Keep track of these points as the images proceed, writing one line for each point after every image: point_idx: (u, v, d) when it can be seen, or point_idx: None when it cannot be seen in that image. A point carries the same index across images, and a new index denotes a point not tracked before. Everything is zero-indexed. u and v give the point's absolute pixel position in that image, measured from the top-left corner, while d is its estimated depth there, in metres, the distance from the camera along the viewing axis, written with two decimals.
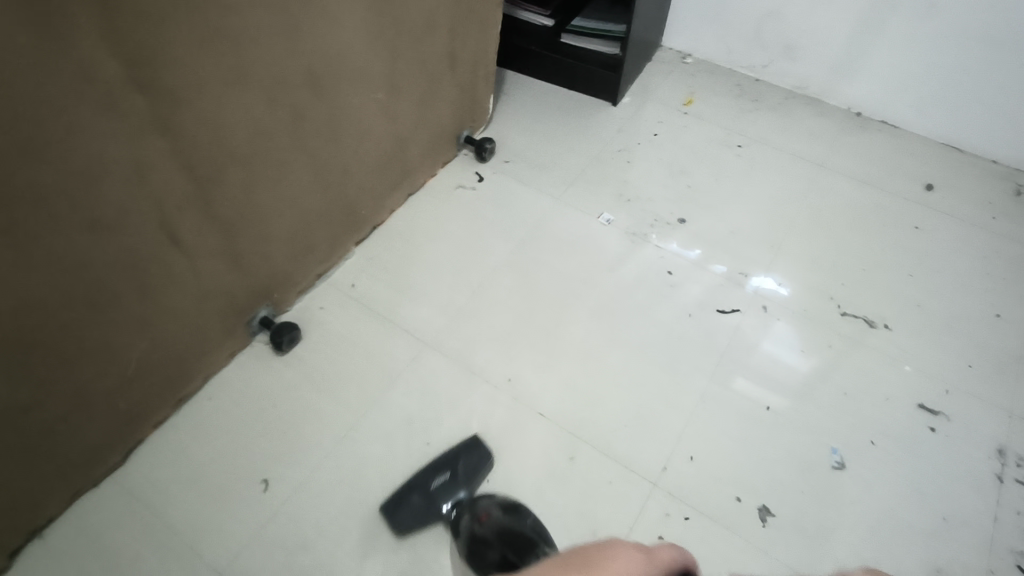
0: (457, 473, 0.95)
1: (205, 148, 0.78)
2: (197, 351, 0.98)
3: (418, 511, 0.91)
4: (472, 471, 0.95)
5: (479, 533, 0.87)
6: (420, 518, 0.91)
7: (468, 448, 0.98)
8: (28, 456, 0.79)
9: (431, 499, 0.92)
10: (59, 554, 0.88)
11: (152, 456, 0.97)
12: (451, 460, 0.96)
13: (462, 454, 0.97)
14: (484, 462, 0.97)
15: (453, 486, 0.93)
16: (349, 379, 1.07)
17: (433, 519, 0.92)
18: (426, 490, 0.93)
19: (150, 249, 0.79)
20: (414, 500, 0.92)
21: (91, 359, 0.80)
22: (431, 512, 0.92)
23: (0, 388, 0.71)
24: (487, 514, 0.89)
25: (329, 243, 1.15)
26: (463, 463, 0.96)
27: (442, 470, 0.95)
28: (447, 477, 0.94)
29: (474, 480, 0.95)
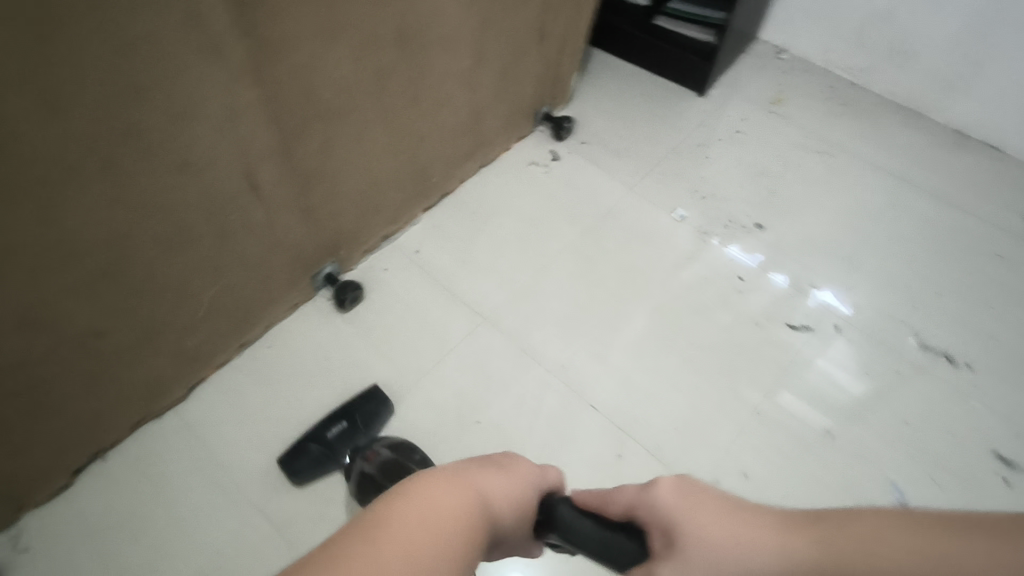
0: (355, 420, 0.95)
1: (293, 100, 0.77)
2: (262, 300, 0.99)
3: (316, 458, 0.93)
4: (370, 417, 0.96)
5: (370, 474, 0.87)
6: (319, 465, 0.92)
7: (369, 396, 0.98)
8: (97, 383, 0.82)
9: (329, 448, 0.93)
10: (117, 478, 0.91)
11: (211, 396, 0.99)
12: (348, 410, 0.97)
13: (361, 402, 0.98)
14: (384, 410, 0.98)
15: (350, 431, 0.95)
16: (404, 346, 1.07)
17: (333, 466, 0.93)
18: (324, 437, 0.94)
19: (230, 195, 0.79)
20: (312, 448, 0.93)
21: (164, 297, 0.81)
22: (328, 457, 0.93)
23: (80, 315, 0.72)
24: (376, 455, 0.89)
25: (397, 207, 1.14)
26: (361, 412, 0.96)
27: (339, 419, 0.96)
28: (345, 425, 0.95)
29: (373, 426, 0.96)
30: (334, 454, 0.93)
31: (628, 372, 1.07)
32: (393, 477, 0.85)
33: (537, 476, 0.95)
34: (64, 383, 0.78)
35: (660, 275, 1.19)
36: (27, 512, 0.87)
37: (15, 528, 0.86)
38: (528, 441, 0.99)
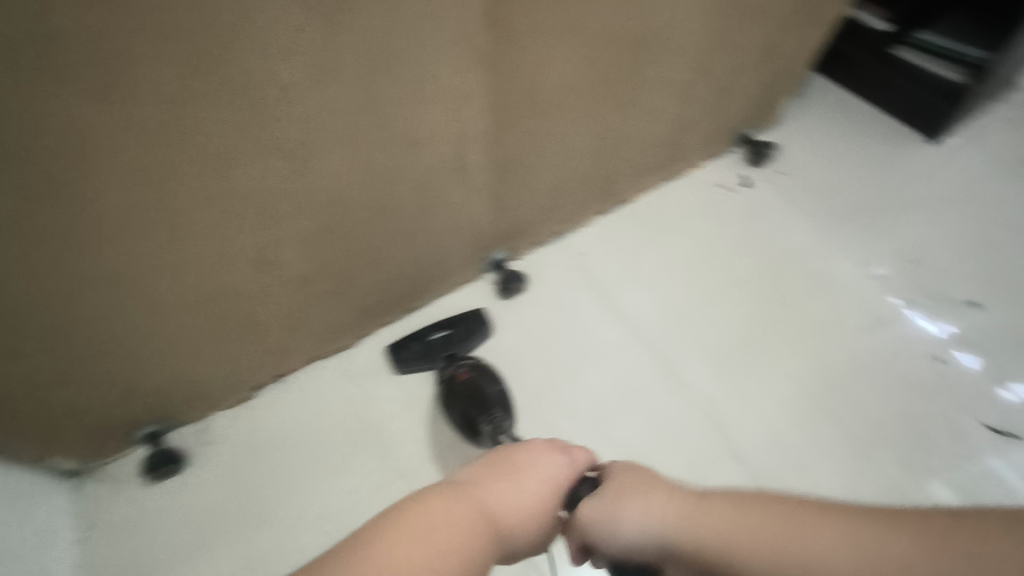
0: (456, 332, 1.05)
1: (514, 92, 0.80)
2: (439, 272, 1.05)
3: (415, 356, 1.03)
4: (470, 333, 1.05)
5: (454, 387, 0.94)
6: (418, 361, 1.03)
7: (472, 316, 1.07)
8: (295, 317, 0.93)
9: (429, 348, 1.04)
10: (289, 401, 1.03)
11: (376, 348, 1.08)
12: (453, 321, 1.06)
13: (464, 319, 1.07)
14: (482, 330, 1.06)
15: (449, 341, 1.04)
16: (556, 344, 1.08)
17: (429, 364, 1.03)
18: (426, 340, 1.04)
19: (439, 172, 0.84)
20: (414, 346, 1.04)
21: (363, 254, 0.89)
22: (427, 356, 1.03)
23: (298, 256, 0.82)
24: (462, 372, 0.95)
25: (577, 207, 1.15)
26: (462, 325, 1.06)
27: (444, 326, 1.06)
28: (446, 333, 1.05)
29: (469, 342, 1.05)
30: (433, 356, 1.03)
31: (782, 429, 0.99)
32: (476, 395, 0.91)
33: None
34: (271, 310, 0.88)
35: (841, 334, 1.08)
36: (217, 411, 1.01)
37: (205, 421, 1.01)
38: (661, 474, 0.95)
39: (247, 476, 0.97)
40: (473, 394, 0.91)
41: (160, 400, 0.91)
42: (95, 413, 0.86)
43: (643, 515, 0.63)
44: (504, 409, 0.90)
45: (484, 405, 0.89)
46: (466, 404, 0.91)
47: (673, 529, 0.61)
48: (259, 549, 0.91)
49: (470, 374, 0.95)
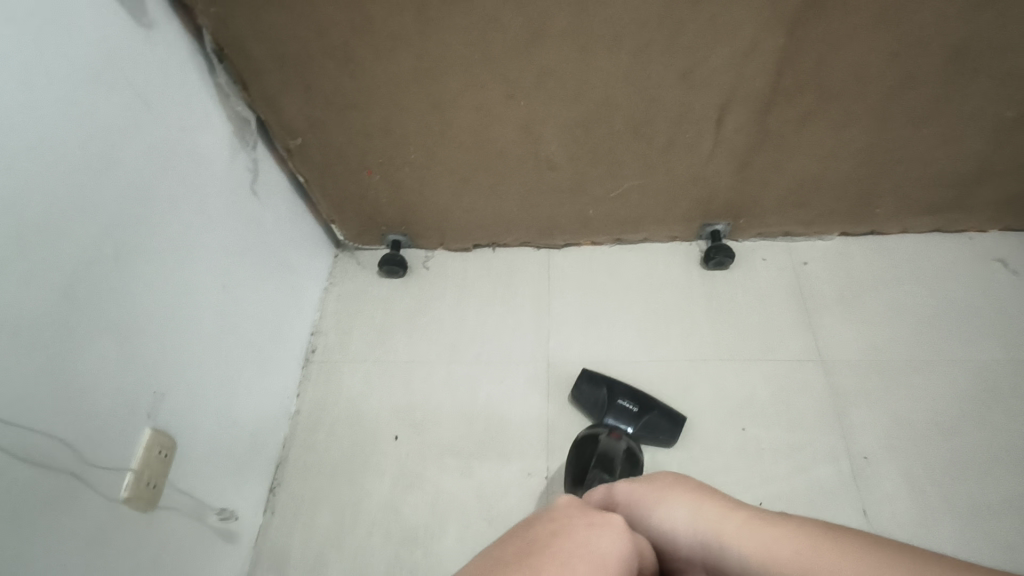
0: (642, 418, 0.98)
1: (802, 66, 0.84)
2: (658, 217, 1.15)
3: (594, 400, 1.02)
4: (653, 427, 0.98)
5: (600, 437, 0.93)
6: (592, 406, 1.02)
7: (668, 418, 0.98)
8: (531, 198, 1.10)
9: (609, 405, 1.00)
10: (495, 265, 1.23)
11: (577, 258, 1.22)
12: (649, 403, 1.00)
13: (660, 412, 0.99)
14: (663, 434, 0.97)
15: (628, 416, 0.98)
16: (732, 327, 1.11)
17: (597, 417, 1.01)
18: (614, 399, 1.00)
19: (699, 118, 0.92)
20: (602, 394, 1.02)
21: (606, 166, 1.02)
22: (601, 409, 1.01)
23: (556, 144, 0.98)
24: (617, 434, 0.93)
25: (818, 215, 1.13)
26: (652, 415, 0.98)
27: (638, 402, 1.00)
28: (633, 409, 0.99)
29: (641, 436, 0.98)
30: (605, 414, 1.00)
31: (928, 513, 0.90)
32: (608, 459, 0.88)
33: None
34: (517, 183, 1.07)
35: None
36: (441, 249, 1.26)
37: (431, 253, 1.27)
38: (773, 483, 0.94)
39: (440, 303, 1.20)
40: (608, 455, 0.89)
41: (412, 217, 1.18)
42: (372, 205, 1.16)
43: (682, 511, 0.51)
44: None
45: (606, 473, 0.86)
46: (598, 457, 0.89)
47: (701, 535, 0.48)
48: (424, 356, 1.14)
49: (621, 442, 0.92)
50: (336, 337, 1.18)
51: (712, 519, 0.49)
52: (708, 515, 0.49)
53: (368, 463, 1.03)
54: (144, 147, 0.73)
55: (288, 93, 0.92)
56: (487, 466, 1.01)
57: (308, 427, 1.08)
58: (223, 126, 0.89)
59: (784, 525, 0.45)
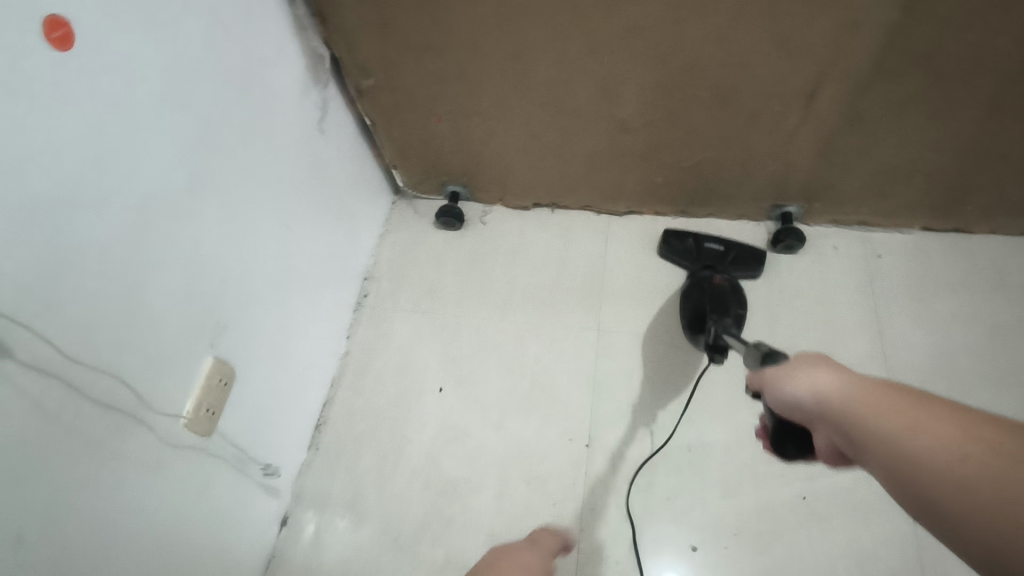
0: (729, 254, 1.06)
1: (913, 45, 0.77)
2: (729, 192, 1.10)
3: (682, 249, 1.09)
4: (740, 261, 1.06)
5: (706, 283, 0.96)
6: (684, 256, 1.09)
7: (753, 253, 1.07)
8: (597, 161, 1.07)
9: (697, 250, 1.08)
10: (552, 228, 1.21)
11: (637, 228, 1.19)
12: (730, 242, 1.08)
13: (743, 248, 1.07)
14: (751, 265, 1.07)
15: (716, 258, 1.07)
16: (792, 316, 1.07)
17: (690, 263, 1.09)
18: (701, 243, 1.08)
19: (790, 92, 0.86)
20: (687, 241, 1.09)
21: (681, 134, 0.97)
22: (689, 255, 1.09)
23: (631, 107, 0.93)
24: (720, 280, 0.96)
25: (901, 206, 1.06)
26: (737, 249, 1.06)
27: (721, 241, 1.08)
28: (720, 250, 1.07)
29: (733, 270, 1.06)
30: (696, 259, 1.08)
31: None
32: (719, 298, 0.91)
33: (800, 506, 0.92)
34: (584, 143, 1.03)
35: None
36: (499, 206, 1.24)
37: (488, 208, 1.25)
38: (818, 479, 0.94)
39: (494, 260, 1.19)
40: (715, 297, 0.93)
41: (474, 170, 1.16)
42: (434, 154, 1.14)
43: (807, 381, 0.55)
44: (738, 324, 0.88)
45: (719, 308, 0.90)
46: (705, 301, 0.93)
47: (834, 408, 0.52)
48: (473, 312, 1.14)
49: (721, 284, 0.95)
50: (389, 283, 1.19)
51: (853, 393, 0.51)
52: (831, 386, 0.53)
53: (411, 412, 1.05)
54: (216, 79, 0.71)
55: (362, 33, 0.89)
56: (528, 428, 1.01)
57: (355, 370, 1.10)
58: (296, 61, 0.87)
59: (927, 408, 0.46)
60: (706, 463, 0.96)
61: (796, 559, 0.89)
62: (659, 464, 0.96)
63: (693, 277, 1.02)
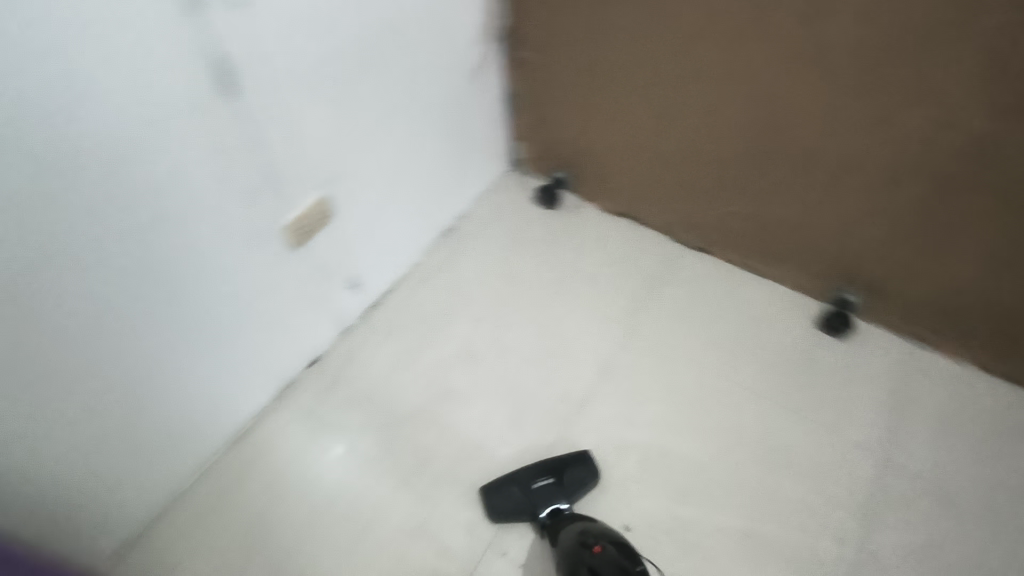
0: (563, 482, 0.96)
1: (996, 156, 0.84)
2: (795, 257, 1.17)
3: (516, 503, 0.95)
4: (576, 484, 0.97)
5: (588, 561, 0.80)
6: (517, 512, 0.95)
7: (577, 460, 0.99)
8: (686, 184, 1.19)
9: (530, 497, 0.95)
10: (628, 236, 1.33)
11: (701, 264, 1.27)
12: (557, 466, 0.98)
13: (570, 467, 0.98)
14: (589, 479, 0.98)
15: (556, 494, 0.95)
16: (812, 386, 1.10)
17: (530, 518, 0.95)
18: (528, 485, 0.96)
19: (873, 170, 0.95)
20: (515, 493, 0.96)
21: (766, 181, 1.08)
22: (527, 509, 0.95)
23: (730, 139, 1.06)
24: (599, 548, 0.82)
25: (958, 329, 1.07)
26: (568, 473, 0.97)
27: (546, 471, 0.97)
28: (552, 482, 0.96)
29: (575, 495, 0.96)
30: (531, 508, 0.95)
31: None
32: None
33: (738, 539, 0.94)
34: (681, 163, 1.16)
35: None
36: (591, 203, 1.39)
37: (581, 202, 1.39)
38: (768, 525, 0.96)
39: (566, 243, 1.32)
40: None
41: (582, 161, 1.32)
42: (555, 135, 1.31)
43: None
44: None
45: None
46: None
47: None
48: (529, 272, 1.27)
49: (603, 552, 0.81)
50: (474, 226, 1.35)
51: None
52: None
53: (445, 326, 1.19)
54: None
55: (538, 8, 1.10)
56: (532, 377, 1.12)
57: (416, 277, 1.26)
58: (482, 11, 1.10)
59: None
60: (672, 470, 1.01)
61: None
62: (631, 450, 1.03)
63: (564, 557, 0.84)
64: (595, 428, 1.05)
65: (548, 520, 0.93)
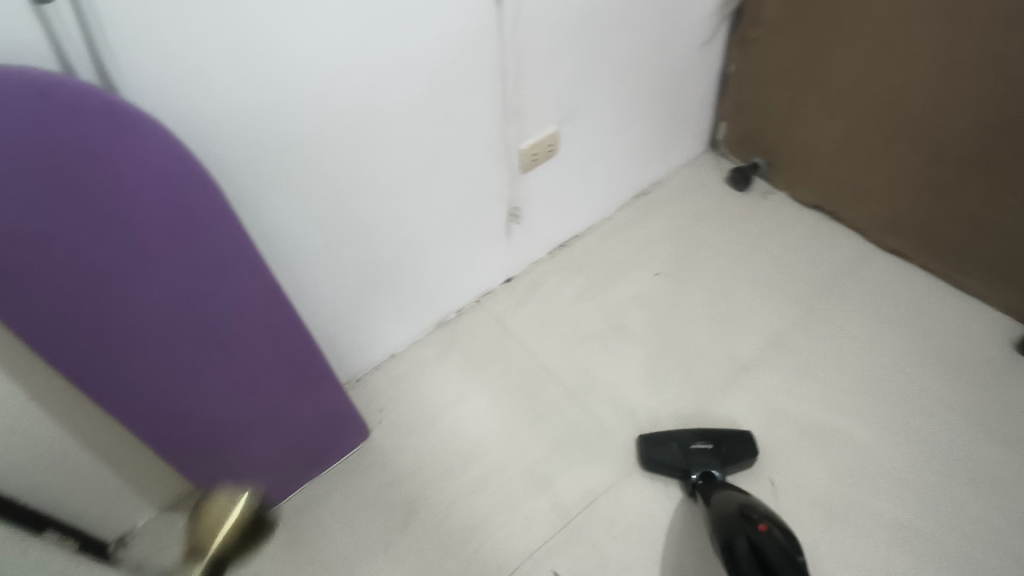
0: (721, 451, 0.99)
1: None
2: (1007, 273, 1.11)
3: (671, 460, 1.00)
4: (735, 458, 0.99)
5: (749, 537, 0.80)
6: (670, 467, 1.00)
7: (738, 436, 1.02)
8: (895, 182, 1.18)
9: (686, 457, 0.99)
10: (819, 228, 1.34)
11: (894, 267, 1.25)
12: (718, 437, 1.01)
13: (730, 441, 1.01)
14: (749, 456, 1.00)
15: (711, 462, 0.98)
16: (1002, 406, 1.04)
17: (680, 475, 0.99)
18: (686, 445, 1.01)
19: None
20: (672, 449, 1.00)
21: (989, 187, 1.05)
22: (681, 467, 0.99)
23: (956, 136, 1.05)
24: (764, 527, 0.80)
25: None
26: (727, 445, 1.00)
27: (708, 438, 1.01)
28: (709, 448, 1.00)
29: (730, 466, 0.99)
30: (685, 468, 0.99)
31: None
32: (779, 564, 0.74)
33: (890, 526, 0.94)
34: (895, 159, 1.16)
35: None
36: (785, 193, 1.42)
37: (775, 190, 1.43)
38: (927, 522, 0.94)
39: (753, 223, 1.37)
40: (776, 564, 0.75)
41: (784, 148, 1.35)
42: (763, 120, 1.36)
43: None
44: None
45: None
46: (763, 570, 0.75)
47: None
48: (713, 244, 1.34)
49: (768, 536, 0.79)
50: (665, 195, 1.45)
51: None
52: None
53: (626, 275, 1.30)
54: None
55: None
56: (701, 333, 1.19)
57: (605, 230, 1.39)
58: None
59: None
60: (829, 447, 1.03)
61: (858, 560, 0.92)
62: (788, 419, 1.06)
63: (722, 525, 0.84)
64: (756, 391, 1.10)
65: (699, 480, 0.97)
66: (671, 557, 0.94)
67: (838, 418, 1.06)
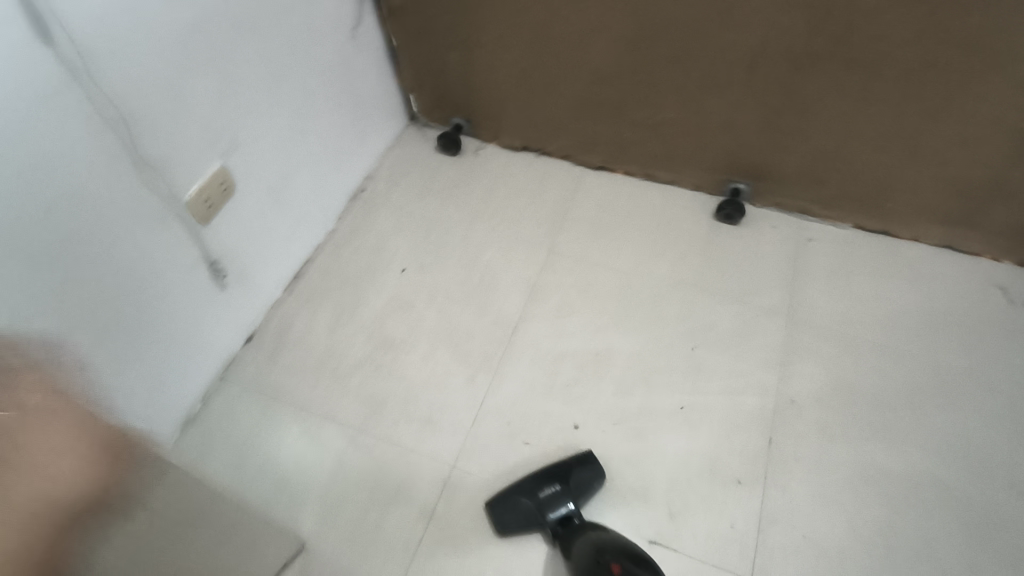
0: (570, 494, 0.92)
1: (835, 26, 0.93)
2: (684, 157, 1.26)
3: (523, 513, 0.93)
4: (584, 486, 0.94)
5: None
6: (526, 521, 0.92)
7: (581, 462, 0.96)
8: (576, 105, 1.25)
9: (538, 508, 0.92)
10: (534, 168, 1.38)
11: (604, 181, 1.35)
12: (566, 471, 0.95)
13: (576, 471, 0.95)
14: (596, 482, 0.95)
15: (564, 500, 0.92)
16: (719, 272, 1.20)
17: (536, 525, 0.92)
18: (534, 494, 0.93)
19: (733, 59, 1.04)
20: (521, 504, 0.93)
21: (646, 89, 1.15)
22: (536, 518, 0.92)
23: (606, 53, 1.12)
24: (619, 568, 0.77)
25: (836, 194, 1.20)
26: (575, 476, 0.94)
27: (556, 479, 0.94)
28: (559, 489, 0.93)
29: (582, 497, 0.94)
30: (538, 518, 0.92)
31: (825, 458, 1.00)
32: None
33: (675, 414, 1.04)
34: (569, 86, 1.21)
35: (976, 467, 0.99)
36: (493, 144, 1.43)
37: (483, 143, 1.43)
38: (700, 397, 1.05)
39: (477, 184, 1.36)
40: None
41: (474, 103, 1.35)
42: (444, 82, 1.34)
43: None
44: None
45: None
46: None
47: None
48: (446, 217, 1.30)
49: None
50: (383, 185, 1.37)
51: None
52: None
53: (373, 283, 1.21)
54: None
55: None
56: (466, 312, 1.16)
57: (336, 243, 1.27)
58: None
59: None
60: (606, 367, 1.09)
61: (661, 457, 1.00)
62: (568, 359, 1.10)
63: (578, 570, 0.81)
64: (532, 346, 1.12)
65: (557, 529, 0.91)
66: (519, 542, 0.94)
67: (607, 338, 1.12)
